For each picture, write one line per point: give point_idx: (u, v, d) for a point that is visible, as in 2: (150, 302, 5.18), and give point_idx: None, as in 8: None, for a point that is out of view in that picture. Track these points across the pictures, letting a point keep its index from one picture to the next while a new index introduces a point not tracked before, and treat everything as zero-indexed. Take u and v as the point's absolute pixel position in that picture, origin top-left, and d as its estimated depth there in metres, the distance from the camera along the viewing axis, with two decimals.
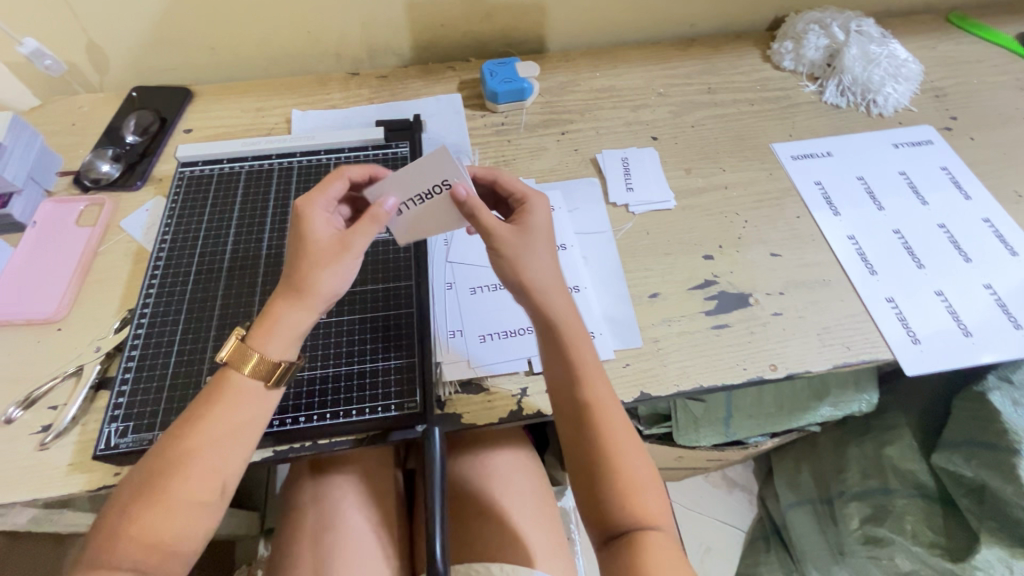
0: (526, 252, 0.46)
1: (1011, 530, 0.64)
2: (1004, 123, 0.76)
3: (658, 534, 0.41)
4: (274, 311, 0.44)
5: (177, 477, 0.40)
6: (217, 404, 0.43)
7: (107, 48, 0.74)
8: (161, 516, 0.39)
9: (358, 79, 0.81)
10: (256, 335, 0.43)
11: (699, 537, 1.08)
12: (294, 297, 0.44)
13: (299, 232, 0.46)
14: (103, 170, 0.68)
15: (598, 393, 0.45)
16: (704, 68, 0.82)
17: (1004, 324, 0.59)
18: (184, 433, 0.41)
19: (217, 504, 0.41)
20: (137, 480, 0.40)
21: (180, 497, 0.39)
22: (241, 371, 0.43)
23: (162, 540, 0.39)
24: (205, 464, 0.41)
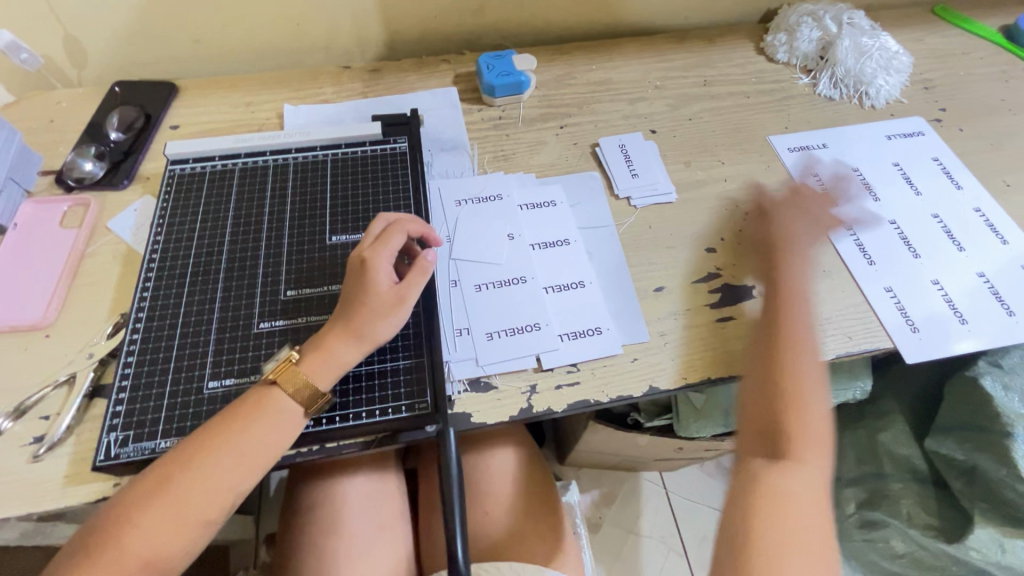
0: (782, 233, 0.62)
1: (1000, 511, 0.67)
2: (990, 114, 0.77)
3: (807, 474, 0.48)
4: (327, 345, 0.49)
5: (189, 489, 0.43)
6: (241, 424, 0.46)
7: (86, 40, 0.71)
8: (163, 530, 0.42)
9: (350, 72, 0.79)
10: (309, 363, 0.48)
11: (695, 526, 1.09)
12: (351, 338, 0.49)
13: (365, 277, 0.51)
14: (86, 168, 0.66)
15: (798, 329, 0.55)
16: (700, 61, 0.82)
17: (998, 310, 0.60)
18: (206, 446, 0.45)
19: (213, 525, 0.44)
20: (142, 489, 0.43)
21: (184, 513, 0.43)
22: (289, 393, 0.48)
23: (155, 556, 0.42)
24: (212, 486, 0.44)
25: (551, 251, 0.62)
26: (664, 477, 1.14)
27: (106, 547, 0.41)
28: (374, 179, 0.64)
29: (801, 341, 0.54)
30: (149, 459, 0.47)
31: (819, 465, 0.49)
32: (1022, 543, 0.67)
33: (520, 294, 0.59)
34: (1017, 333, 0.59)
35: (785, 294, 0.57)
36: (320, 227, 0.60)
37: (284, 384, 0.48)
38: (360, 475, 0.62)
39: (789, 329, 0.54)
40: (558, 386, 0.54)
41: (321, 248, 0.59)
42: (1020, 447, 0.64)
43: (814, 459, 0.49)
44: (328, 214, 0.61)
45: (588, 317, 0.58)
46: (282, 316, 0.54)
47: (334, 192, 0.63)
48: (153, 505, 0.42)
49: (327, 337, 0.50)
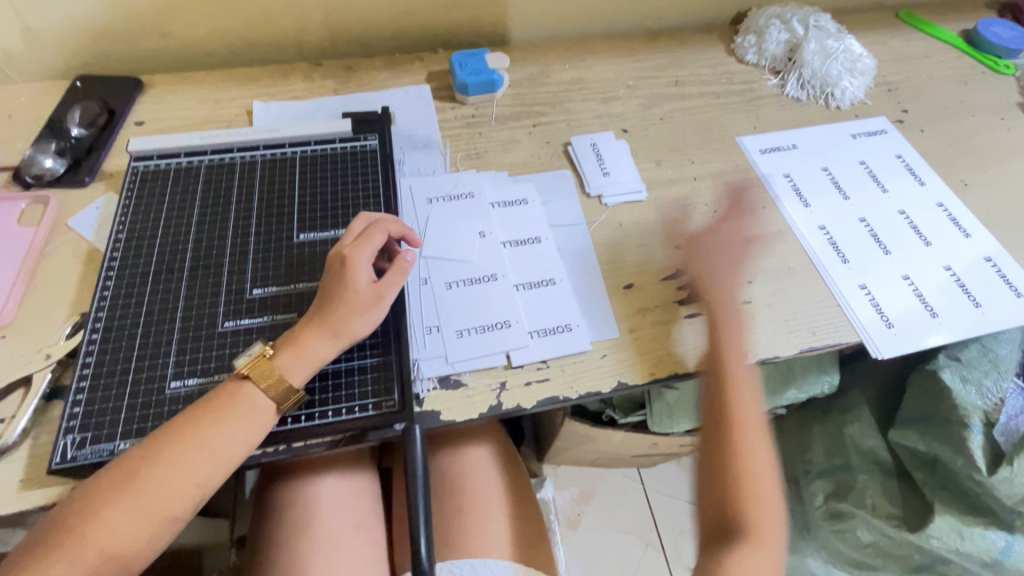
0: (719, 292, 0.60)
1: (961, 499, 0.70)
2: (950, 115, 0.80)
3: (761, 558, 0.48)
4: (302, 341, 0.49)
5: (154, 483, 0.43)
6: (210, 418, 0.45)
7: (46, 34, 0.69)
8: (126, 525, 0.41)
9: (322, 69, 0.78)
10: (283, 357, 0.48)
11: (673, 521, 1.11)
12: (327, 333, 0.49)
13: (344, 273, 0.51)
14: (47, 164, 0.64)
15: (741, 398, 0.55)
16: (672, 61, 0.83)
17: (965, 302, 0.62)
18: (174, 440, 0.44)
19: (179, 521, 0.44)
20: (106, 485, 0.42)
21: (148, 507, 0.42)
22: (265, 390, 0.47)
23: (118, 552, 0.41)
24: (177, 481, 0.43)
25: (523, 249, 0.63)
26: (642, 473, 1.15)
27: (66, 542, 0.40)
28: (343, 176, 0.63)
29: (744, 411, 0.54)
30: (106, 461, 0.46)
31: (775, 545, 0.49)
32: (980, 530, 0.68)
33: (491, 293, 0.59)
34: (981, 324, 0.61)
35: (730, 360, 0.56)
36: (287, 225, 0.60)
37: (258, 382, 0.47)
38: (332, 475, 0.62)
39: (735, 396, 0.54)
40: (527, 383, 0.55)
41: (288, 246, 0.58)
42: (975, 437, 0.66)
43: (769, 538, 0.49)
44: (296, 212, 0.61)
45: (558, 314, 0.58)
46: (248, 316, 0.53)
47: (302, 189, 0.62)
48: (117, 501, 0.42)
49: (303, 332, 0.49)
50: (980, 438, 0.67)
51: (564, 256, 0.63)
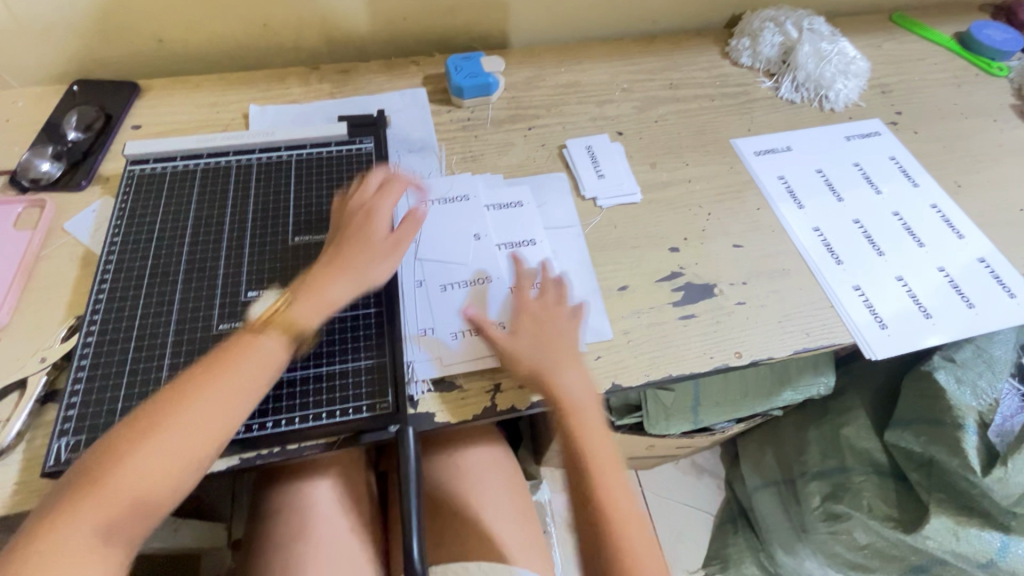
0: (532, 346, 0.55)
1: (955, 500, 0.69)
2: (944, 117, 0.80)
3: None
4: (324, 281, 0.52)
5: (173, 423, 0.43)
6: (226, 362, 0.47)
7: (42, 38, 0.70)
8: (147, 466, 0.42)
9: (319, 72, 0.78)
10: (306, 297, 0.51)
11: (671, 523, 1.11)
12: (349, 274, 0.53)
13: (365, 225, 0.56)
14: (43, 168, 0.64)
15: (608, 476, 0.52)
16: (667, 64, 0.84)
17: (958, 303, 0.62)
18: (191, 384, 0.45)
19: (205, 462, 0.44)
20: (129, 432, 0.43)
21: (167, 450, 0.43)
22: (280, 336, 0.49)
23: (147, 493, 0.42)
24: (196, 422, 0.44)
25: (517, 251, 0.63)
26: (640, 475, 1.15)
27: (93, 488, 0.40)
28: (338, 180, 0.64)
29: (613, 490, 0.51)
30: None
31: None
32: (976, 531, 0.68)
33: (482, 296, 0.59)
34: (975, 325, 0.61)
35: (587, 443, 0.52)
36: (283, 228, 0.60)
37: (273, 328, 0.49)
38: (327, 477, 0.62)
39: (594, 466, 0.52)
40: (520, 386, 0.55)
41: (283, 249, 0.58)
42: (970, 438, 0.66)
43: None
44: (292, 215, 0.61)
45: None
46: (243, 318, 0.54)
47: (298, 193, 0.62)
48: (140, 444, 0.42)
49: (325, 273, 0.53)
50: (975, 438, 0.67)
51: (559, 258, 0.63)
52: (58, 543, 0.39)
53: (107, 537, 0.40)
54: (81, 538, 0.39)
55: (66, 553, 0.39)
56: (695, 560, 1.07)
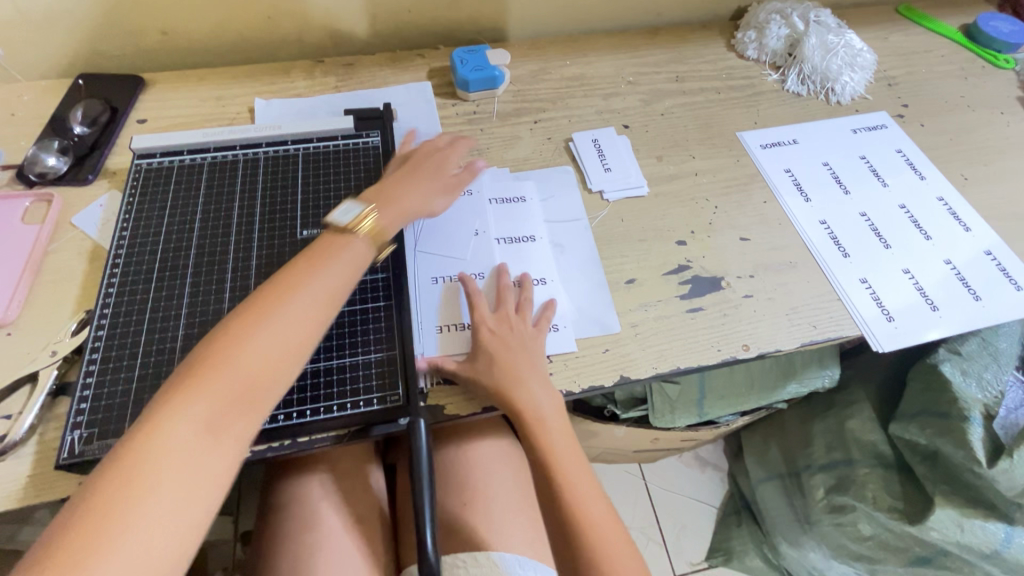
0: (491, 367, 0.53)
1: (960, 492, 0.70)
2: (950, 110, 0.80)
3: None
4: (401, 202, 0.57)
5: (288, 301, 0.45)
6: (326, 255, 0.50)
7: (47, 32, 0.70)
8: (270, 340, 0.43)
9: (323, 66, 0.78)
10: (388, 212, 0.56)
11: (674, 516, 1.11)
12: (420, 200, 0.59)
13: (434, 164, 0.62)
14: (50, 163, 0.64)
15: (580, 492, 0.51)
16: (672, 57, 0.83)
17: (965, 295, 0.62)
18: (297, 272, 0.48)
19: (303, 353, 0.45)
20: (223, 330, 0.43)
21: (286, 326, 0.44)
22: (368, 243, 0.53)
23: (253, 381, 0.41)
24: (310, 301, 0.46)
25: (518, 245, 0.63)
26: (644, 468, 1.16)
27: (198, 378, 0.40)
28: (346, 173, 0.64)
29: (587, 504, 0.51)
30: None
31: None
32: (980, 522, 0.69)
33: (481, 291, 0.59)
34: (982, 317, 0.61)
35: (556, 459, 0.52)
36: (291, 221, 0.60)
37: (359, 230, 0.53)
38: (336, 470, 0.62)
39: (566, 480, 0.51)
40: None
41: (291, 242, 0.58)
42: (975, 430, 0.67)
43: None
44: (299, 208, 0.61)
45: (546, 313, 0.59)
46: None
47: (305, 186, 0.62)
48: (238, 337, 0.42)
49: (402, 194, 0.58)
50: (980, 430, 0.67)
51: (565, 252, 0.63)
52: (174, 430, 0.38)
53: (222, 423, 0.40)
54: (199, 424, 0.39)
55: (186, 438, 0.38)
56: (699, 552, 1.08)
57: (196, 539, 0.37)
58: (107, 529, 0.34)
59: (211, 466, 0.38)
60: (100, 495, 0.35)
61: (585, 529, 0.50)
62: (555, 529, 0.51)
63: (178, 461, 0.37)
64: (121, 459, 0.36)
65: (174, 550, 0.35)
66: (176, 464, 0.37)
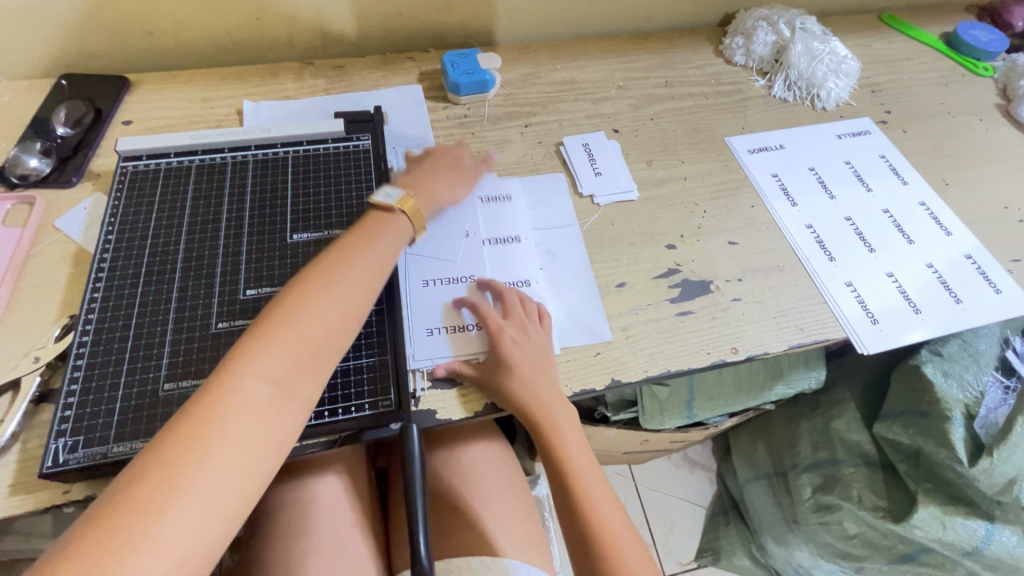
0: (508, 373, 0.53)
1: (943, 491, 0.71)
2: (931, 116, 0.82)
3: None
4: (430, 189, 0.61)
5: (347, 271, 0.48)
6: (376, 232, 0.53)
7: (28, 31, 0.68)
8: (334, 304, 0.45)
9: (313, 68, 0.78)
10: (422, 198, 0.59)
11: (663, 516, 1.12)
12: (447, 188, 0.62)
13: (454, 156, 0.65)
14: (31, 164, 0.63)
15: (597, 498, 0.52)
16: (661, 62, 0.84)
17: (946, 298, 0.64)
18: (352, 246, 0.50)
19: (358, 323, 0.47)
20: (286, 294, 0.45)
21: (347, 293, 0.47)
22: (410, 220, 0.56)
23: (317, 344, 0.44)
24: (366, 274, 0.49)
25: (502, 248, 0.63)
26: (634, 469, 1.16)
27: (268, 337, 0.42)
28: (336, 177, 0.63)
29: (602, 511, 0.51)
30: (99, 463, 0.46)
31: None
32: (961, 520, 0.70)
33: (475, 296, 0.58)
34: (963, 319, 0.62)
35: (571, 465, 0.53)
36: (281, 225, 0.59)
37: (402, 209, 0.55)
38: (327, 474, 0.62)
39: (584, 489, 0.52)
40: None
41: (282, 246, 0.58)
42: (956, 429, 0.68)
43: None
44: (289, 212, 0.60)
45: None
46: (242, 317, 0.53)
47: (295, 190, 0.62)
48: (302, 302, 0.44)
49: (430, 183, 0.61)
50: (962, 430, 0.68)
51: (557, 256, 0.64)
52: (246, 382, 0.40)
53: (290, 382, 0.42)
54: (269, 379, 0.41)
55: (257, 390, 0.40)
56: (688, 552, 1.09)
57: (261, 485, 0.39)
58: (186, 468, 0.36)
59: (278, 420, 0.40)
60: (180, 435, 0.37)
61: (602, 536, 0.50)
62: (572, 534, 0.51)
63: (249, 412, 0.39)
64: (200, 404, 0.38)
65: (241, 493, 0.37)
66: (247, 415, 0.39)
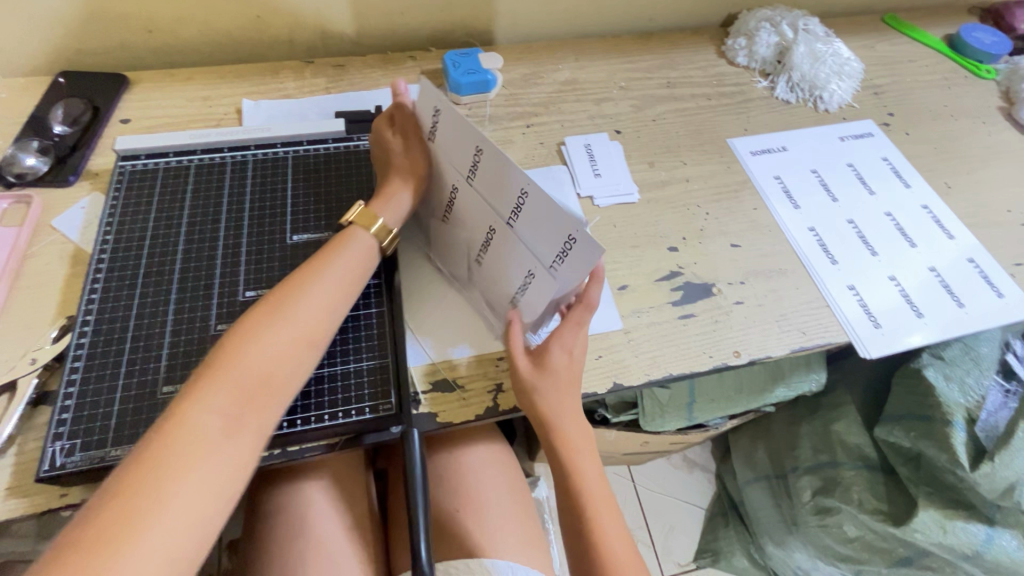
0: (537, 392, 0.51)
1: (943, 494, 0.72)
2: (934, 119, 0.81)
3: None
4: (387, 190, 0.55)
5: (300, 299, 0.47)
6: (335, 254, 0.52)
7: (25, 28, 0.67)
8: (282, 336, 0.45)
9: (313, 67, 0.77)
10: (375, 203, 0.55)
11: (662, 517, 1.12)
12: (399, 175, 0.55)
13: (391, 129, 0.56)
14: (28, 163, 0.62)
15: (602, 518, 0.49)
16: (664, 63, 0.84)
17: (949, 301, 0.64)
18: (307, 272, 0.50)
19: (317, 349, 0.47)
20: (237, 328, 0.45)
21: (297, 323, 0.46)
22: (367, 231, 0.54)
23: (271, 374, 0.43)
24: (319, 302, 0.48)
25: None
26: (634, 470, 1.16)
27: (217, 372, 0.41)
28: (336, 177, 0.63)
29: (608, 531, 0.49)
30: (97, 467, 0.45)
31: None
32: (962, 524, 0.70)
33: (539, 199, 0.44)
34: (966, 323, 0.62)
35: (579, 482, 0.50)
36: (281, 226, 0.59)
37: (353, 220, 0.55)
38: (325, 476, 0.62)
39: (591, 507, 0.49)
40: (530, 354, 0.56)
41: (281, 248, 0.57)
42: (958, 434, 0.68)
43: None
44: (289, 213, 0.60)
45: (552, 233, 0.45)
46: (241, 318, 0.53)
47: (295, 190, 0.61)
48: (254, 333, 0.44)
49: (388, 185, 0.56)
50: (962, 434, 0.69)
51: None
52: (197, 420, 0.39)
53: (240, 414, 0.41)
54: (219, 414, 0.40)
55: (209, 425, 0.39)
56: (687, 553, 1.09)
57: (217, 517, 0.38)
58: (140, 508, 0.35)
59: (232, 455, 0.39)
60: (132, 476, 0.36)
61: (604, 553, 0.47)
62: (573, 548, 0.49)
63: (203, 449, 0.38)
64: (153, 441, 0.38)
65: (197, 529, 0.36)
66: (202, 452, 0.38)
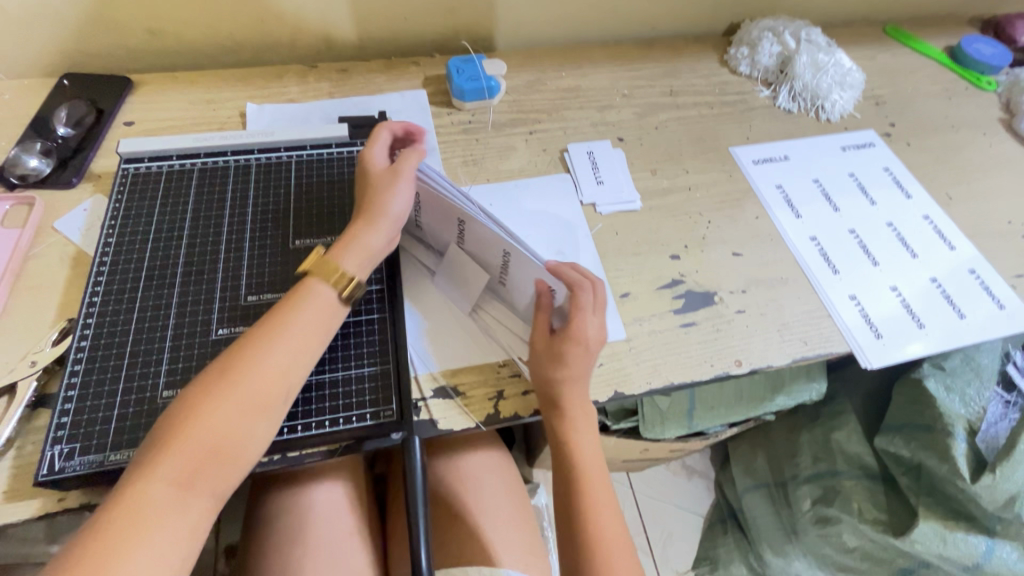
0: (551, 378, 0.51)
1: (943, 504, 0.72)
2: (935, 129, 0.82)
3: None
4: (349, 233, 0.53)
5: (257, 358, 0.45)
6: (299, 304, 0.49)
7: (30, 30, 0.68)
8: (234, 401, 0.43)
9: (317, 71, 0.77)
10: (334, 250, 0.52)
11: (661, 524, 1.11)
12: (365, 218, 0.53)
13: (365, 167, 0.56)
14: (31, 165, 0.62)
15: (601, 514, 0.49)
16: (666, 71, 0.84)
17: (951, 313, 0.64)
18: (268, 326, 0.48)
19: (274, 411, 0.45)
20: (187, 396, 0.43)
21: (251, 386, 0.44)
22: (324, 282, 0.50)
23: (221, 446, 0.42)
24: (277, 358, 0.46)
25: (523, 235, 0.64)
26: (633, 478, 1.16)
27: (166, 444, 0.40)
28: (338, 182, 0.63)
29: (604, 528, 0.48)
30: (97, 471, 0.45)
31: None
32: (962, 535, 0.70)
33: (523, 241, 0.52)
34: (967, 335, 0.62)
35: (579, 476, 0.50)
36: (282, 230, 0.59)
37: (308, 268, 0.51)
38: (324, 482, 0.61)
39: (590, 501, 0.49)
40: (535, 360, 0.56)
41: (283, 253, 0.57)
42: (959, 446, 0.68)
43: None
44: (290, 218, 0.60)
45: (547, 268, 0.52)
46: (243, 322, 0.53)
47: (297, 194, 0.61)
48: (205, 401, 0.42)
49: (353, 228, 0.53)
50: (964, 445, 0.68)
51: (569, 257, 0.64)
52: (141, 499, 0.38)
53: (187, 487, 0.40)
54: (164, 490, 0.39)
55: (158, 504, 0.39)
56: (685, 561, 1.09)
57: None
58: None
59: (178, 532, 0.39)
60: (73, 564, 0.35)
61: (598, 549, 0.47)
62: (566, 544, 0.49)
63: (153, 530, 0.38)
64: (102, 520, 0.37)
65: None
66: (146, 532, 0.37)
